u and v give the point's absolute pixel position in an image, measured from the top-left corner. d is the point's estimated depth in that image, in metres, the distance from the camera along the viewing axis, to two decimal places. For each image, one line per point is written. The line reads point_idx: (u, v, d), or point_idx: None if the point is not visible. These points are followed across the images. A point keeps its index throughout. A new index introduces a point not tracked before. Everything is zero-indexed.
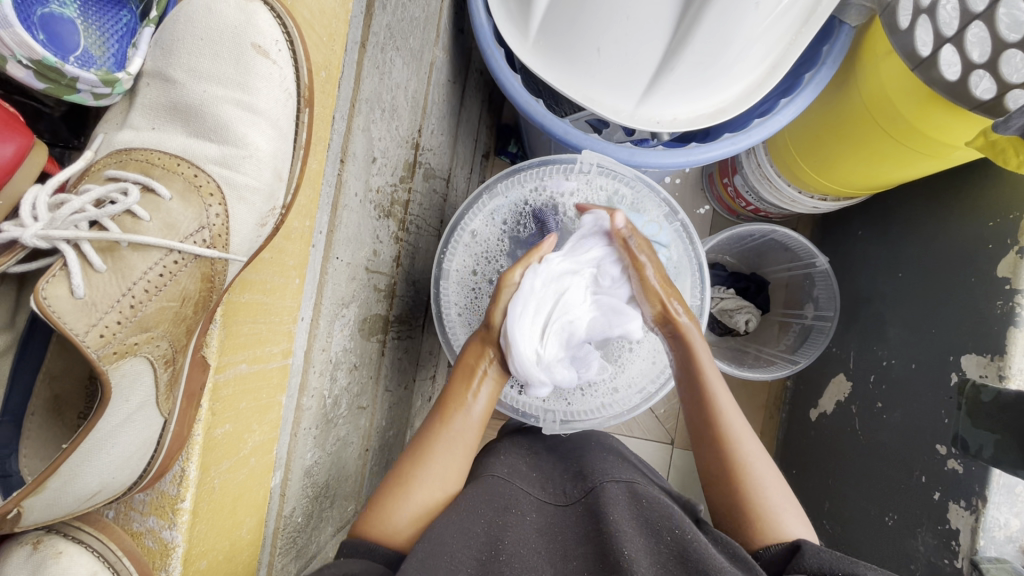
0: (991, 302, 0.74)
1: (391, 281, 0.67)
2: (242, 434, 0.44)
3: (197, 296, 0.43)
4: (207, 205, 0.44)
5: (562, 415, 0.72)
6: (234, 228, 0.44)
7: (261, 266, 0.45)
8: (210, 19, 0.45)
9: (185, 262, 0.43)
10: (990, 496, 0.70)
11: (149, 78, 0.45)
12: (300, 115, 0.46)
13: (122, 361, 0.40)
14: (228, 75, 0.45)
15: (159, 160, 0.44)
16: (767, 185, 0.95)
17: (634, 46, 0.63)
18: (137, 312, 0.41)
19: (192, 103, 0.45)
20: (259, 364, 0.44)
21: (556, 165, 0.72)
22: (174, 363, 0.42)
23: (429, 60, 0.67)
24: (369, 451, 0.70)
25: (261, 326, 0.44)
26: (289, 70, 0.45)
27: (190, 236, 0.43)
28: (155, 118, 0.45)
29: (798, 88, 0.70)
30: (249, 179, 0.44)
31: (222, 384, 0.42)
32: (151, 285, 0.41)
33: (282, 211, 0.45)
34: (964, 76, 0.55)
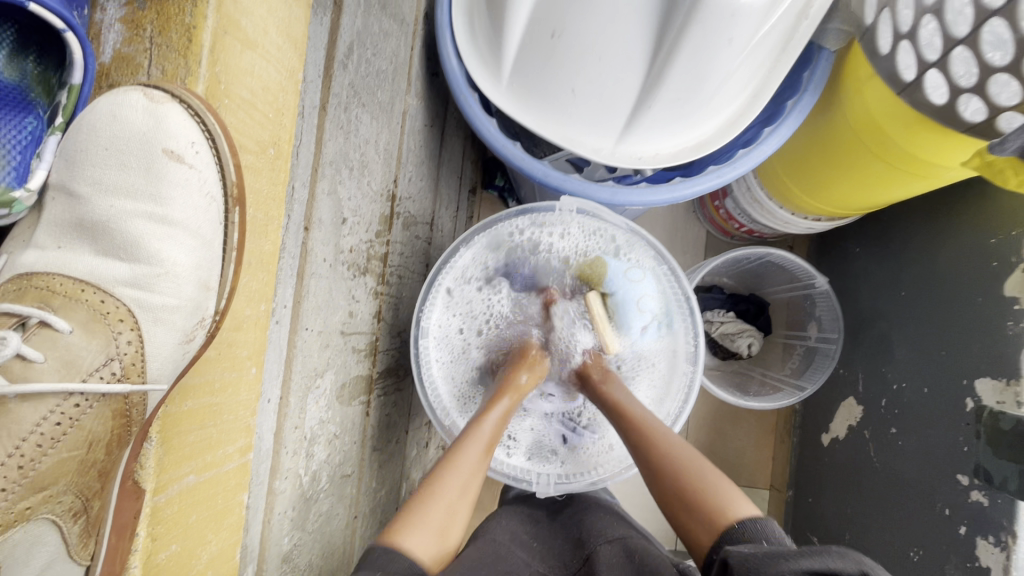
0: (1001, 323, 0.71)
1: (371, 338, 0.65)
2: (194, 550, 0.42)
3: (110, 435, 0.39)
4: (117, 332, 0.40)
5: (557, 476, 0.69)
6: (150, 353, 0.41)
7: (206, 367, 0.42)
8: (117, 126, 0.40)
9: (90, 403, 0.39)
10: (1020, 531, 0.66)
11: (55, 192, 0.42)
12: (228, 215, 0.43)
13: (11, 531, 0.35)
14: (138, 186, 0.41)
15: (61, 286, 0.40)
16: (759, 208, 0.92)
17: (610, 85, 0.61)
18: (27, 472, 0.36)
19: (99, 218, 0.41)
20: (211, 471, 0.42)
21: (536, 212, 0.69)
22: (85, 513, 0.40)
23: (401, 109, 0.66)
24: (357, 518, 0.66)
25: (210, 431, 0.42)
26: (211, 173, 0.42)
27: (95, 371, 0.39)
28: (63, 235, 0.41)
29: (781, 115, 0.68)
30: (167, 299, 0.41)
31: (162, 505, 0.40)
32: (46, 437, 0.37)
33: (215, 317, 0.42)
34: (952, 100, 0.53)
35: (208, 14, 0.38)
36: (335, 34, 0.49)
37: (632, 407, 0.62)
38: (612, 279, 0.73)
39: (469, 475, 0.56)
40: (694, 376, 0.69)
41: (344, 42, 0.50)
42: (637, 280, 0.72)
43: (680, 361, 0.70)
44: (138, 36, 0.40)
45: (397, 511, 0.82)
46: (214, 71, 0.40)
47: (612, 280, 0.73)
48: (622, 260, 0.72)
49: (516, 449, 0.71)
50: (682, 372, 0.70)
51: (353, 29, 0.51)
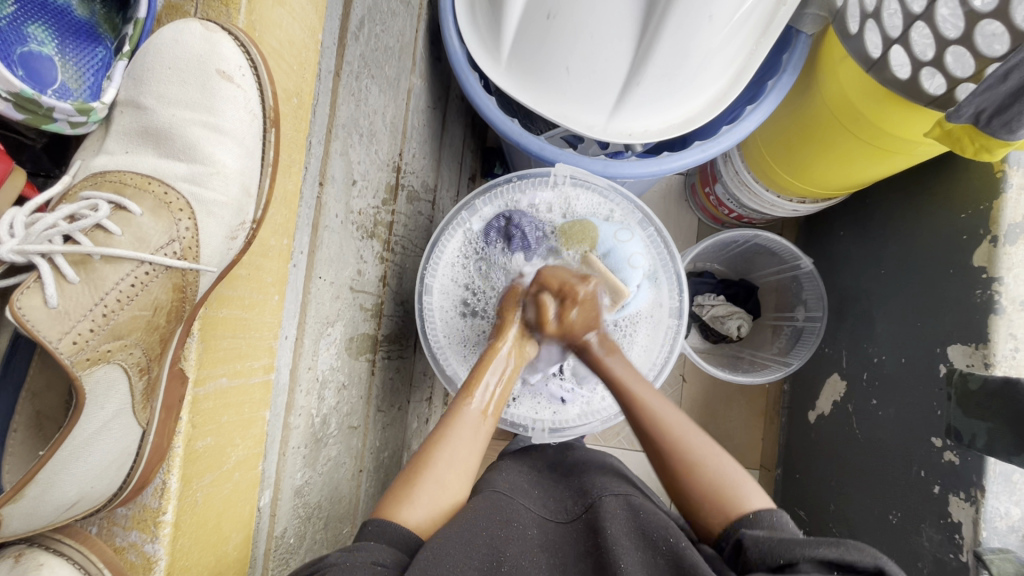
0: (971, 291, 0.75)
1: (377, 301, 0.69)
2: (225, 448, 0.45)
3: (170, 306, 0.44)
4: (178, 219, 0.45)
5: (551, 423, 0.74)
6: (203, 241, 0.45)
7: (237, 282, 0.46)
8: (177, 49, 0.45)
9: (156, 274, 0.43)
10: (988, 486, 0.70)
11: (123, 107, 0.46)
12: (266, 133, 0.46)
13: (94, 368, 0.40)
14: (195, 100, 0.46)
15: (132, 180, 0.45)
16: (745, 191, 0.97)
17: (600, 62, 0.65)
18: (109, 320, 0.41)
19: (161, 126, 0.45)
20: (240, 379, 0.46)
21: (531, 179, 0.75)
22: (149, 373, 0.43)
23: (406, 86, 0.70)
24: (362, 472, 0.70)
25: (241, 342, 0.46)
26: (254, 92, 0.46)
27: (162, 249, 0.44)
28: (129, 143, 0.46)
29: (763, 94, 0.73)
30: (218, 195, 0.45)
31: (201, 397, 0.43)
32: (123, 296, 0.42)
33: (252, 224, 0.46)
34: (915, 74, 0.58)
35: None
36: (348, 7, 0.54)
37: (651, 402, 0.62)
38: (604, 242, 0.74)
39: (458, 459, 0.59)
40: (678, 329, 0.74)
41: (357, 16, 0.55)
42: (626, 240, 0.74)
43: (666, 315, 0.74)
44: None
45: None
46: (250, 19, 0.45)
47: (603, 243, 0.74)
48: (610, 225, 0.75)
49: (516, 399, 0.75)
50: (667, 325, 0.74)
51: (364, 5, 0.56)
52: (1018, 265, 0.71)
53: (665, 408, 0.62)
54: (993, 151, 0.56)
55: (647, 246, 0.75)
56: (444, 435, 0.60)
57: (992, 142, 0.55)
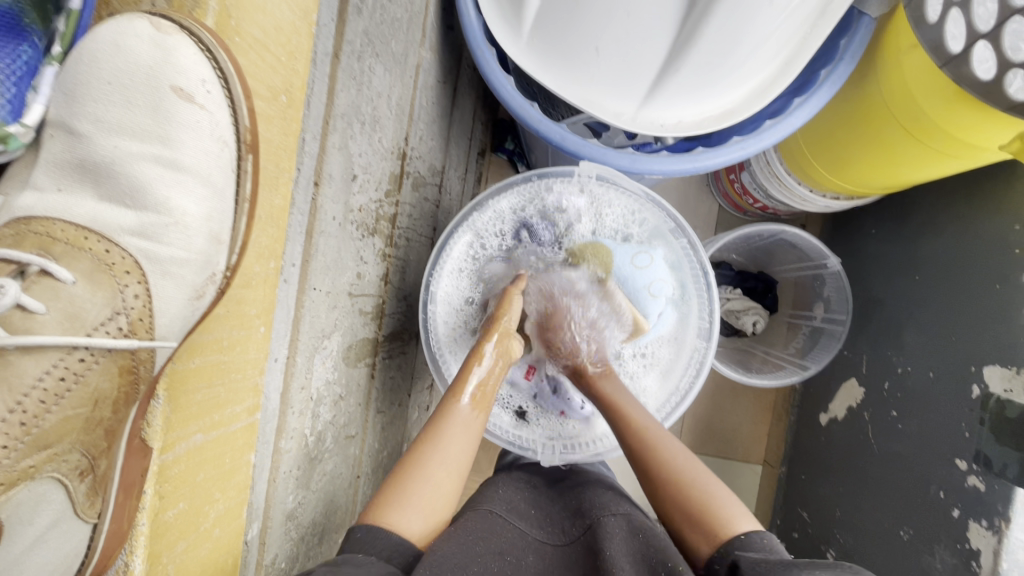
0: (1018, 311, 0.70)
1: (378, 302, 0.64)
2: (201, 508, 0.41)
3: (117, 393, 0.38)
4: (121, 287, 0.39)
5: (562, 446, 0.70)
6: (158, 308, 0.40)
7: (214, 324, 0.41)
8: (120, 57, 0.38)
9: (96, 358, 0.38)
10: (1014, 516, 0.67)
11: (51, 129, 0.39)
12: (240, 161, 0.40)
13: (15, 490, 0.34)
14: (145, 125, 0.39)
15: (62, 232, 0.38)
16: (776, 184, 0.89)
17: (636, 44, 0.58)
18: (31, 429, 0.35)
19: (103, 160, 0.39)
20: (218, 430, 0.41)
21: (553, 178, 0.68)
22: (94, 470, 0.38)
23: (414, 62, 0.63)
24: (360, 478, 0.66)
25: (219, 390, 0.41)
26: (221, 114, 0.39)
27: (100, 326, 0.38)
28: (62, 178, 0.39)
29: (812, 86, 0.65)
30: (177, 249, 0.40)
31: (168, 465, 0.38)
32: (49, 393, 0.36)
33: (226, 274, 0.40)
34: (1000, 75, 0.50)
35: None
36: None
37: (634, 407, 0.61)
38: (620, 268, 0.70)
39: (454, 444, 0.55)
40: (705, 351, 0.68)
41: None
42: (645, 267, 0.70)
43: (693, 336, 0.69)
44: None
45: None
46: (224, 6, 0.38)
47: (621, 268, 0.70)
48: (628, 248, 0.71)
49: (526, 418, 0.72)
50: (694, 347, 0.69)
51: None
52: None
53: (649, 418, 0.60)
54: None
55: (672, 267, 0.71)
56: (438, 435, 0.56)
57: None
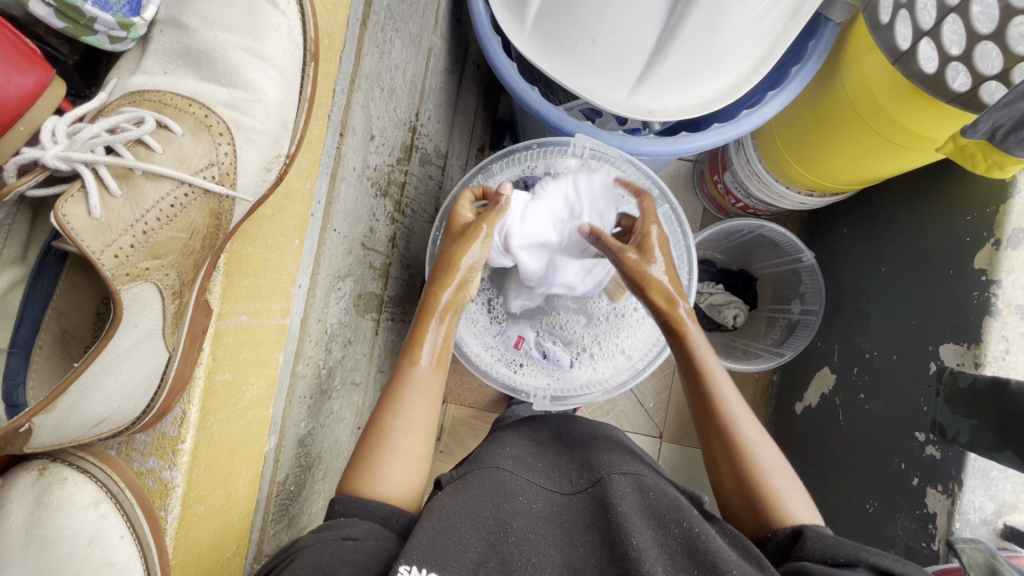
0: (969, 293, 0.77)
1: (386, 261, 0.69)
2: (240, 386, 0.45)
3: (206, 231, 0.42)
4: (217, 143, 0.43)
5: (553, 391, 0.75)
6: (241, 168, 0.44)
7: (262, 222, 0.46)
8: None
9: (195, 197, 0.42)
10: (966, 480, 0.72)
11: (162, 26, 0.43)
12: (306, 68, 0.45)
13: (133, 284, 0.39)
14: (239, 23, 0.44)
15: (172, 100, 0.43)
16: (756, 181, 0.96)
17: (627, 35, 0.65)
18: (148, 238, 0.40)
19: (204, 49, 0.43)
20: (258, 319, 0.46)
21: (551, 147, 0.75)
22: (181, 298, 0.42)
23: (427, 45, 0.69)
24: (361, 429, 0.70)
25: (262, 282, 0.46)
26: (298, 22, 0.44)
27: (201, 171, 0.42)
28: (168, 63, 0.44)
29: (785, 81, 0.73)
30: (257, 122, 0.44)
31: (223, 331, 0.43)
32: (162, 215, 0.41)
33: (287, 159, 0.45)
34: (942, 69, 0.58)
35: None
36: None
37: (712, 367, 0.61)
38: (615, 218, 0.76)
39: (424, 396, 0.57)
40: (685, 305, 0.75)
41: None
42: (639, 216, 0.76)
43: None
44: None
45: None
46: None
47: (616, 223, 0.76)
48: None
49: (523, 368, 0.76)
50: None
51: None
52: (1018, 269, 0.72)
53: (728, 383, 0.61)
54: (1004, 167, 0.61)
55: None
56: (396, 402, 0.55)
57: (1004, 158, 0.60)
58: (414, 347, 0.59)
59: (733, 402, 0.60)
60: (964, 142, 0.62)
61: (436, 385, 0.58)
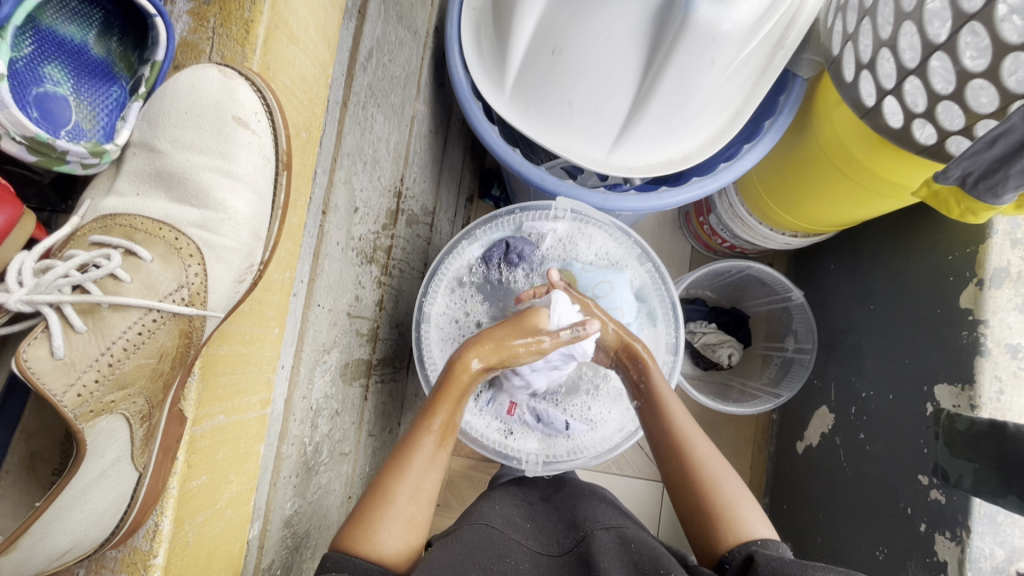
0: (958, 332, 0.77)
1: (373, 325, 0.68)
2: (218, 486, 0.45)
3: (175, 351, 0.44)
4: (187, 265, 0.45)
5: (546, 454, 0.74)
6: (212, 286, 0.45)
7: (240, 318, 0.46)
8: (196, 96, 0.45)
9: (163, 320, 0.43)
10: (974, 526, 0.71)
11: (135, 149, 0.46)
12: (277, 177, 0.47)
13: (98, 419, 0.40)
14: (209, 144, 0.46)
15: (142, 225, 0.45)
16: (739, 223, 0.98)
17: (602, 98, 0.67)
18: (114, 369, 0.42)
19: (176, 170, 0.46)
20: (237, 415, 0.45)
21: (532, 212, 0.76)
22: (151, 419, 0.43)
23: (410, 113, 0.71)
24: (351, 498, 0.69)
25: (240, 377, 0.45)
26: (269, 138, 0.46)
27: (169, 295, 0.44)
28: (141, 185, 0.46)
29: (759, 134, 0.75)
30: (228, 240, 0.46)
31: (198, 436, 0.43)
32: (129, 344, 0.42)
33: (260, 266, 0.46)
34: (908, 123, 0.59)
35: (264, 10, 0.42)
36: (358, 39, 0.54)
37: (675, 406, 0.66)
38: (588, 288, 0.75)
39: (413, 508, 0.55)
40: (674, 364, 0.75)
41: (366, 48, 0.55)
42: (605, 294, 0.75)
43: (662, 350, 0.75)
44: (202, 27, 0.45)
45: None
46: (265, 59, 0.44)
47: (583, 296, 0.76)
48: (591, 278, 0.76)
49: (516, 431, 0.75)
50: (663, 360, 0.75)
51: (373, 37, 0.57)
52: (1004, 308, 0.73)
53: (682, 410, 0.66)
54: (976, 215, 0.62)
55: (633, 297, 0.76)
56: (402, 477, 0.56)
57: (975, 204, 0.59)
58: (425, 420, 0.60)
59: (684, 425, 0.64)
60: (939, 188, 0.62)
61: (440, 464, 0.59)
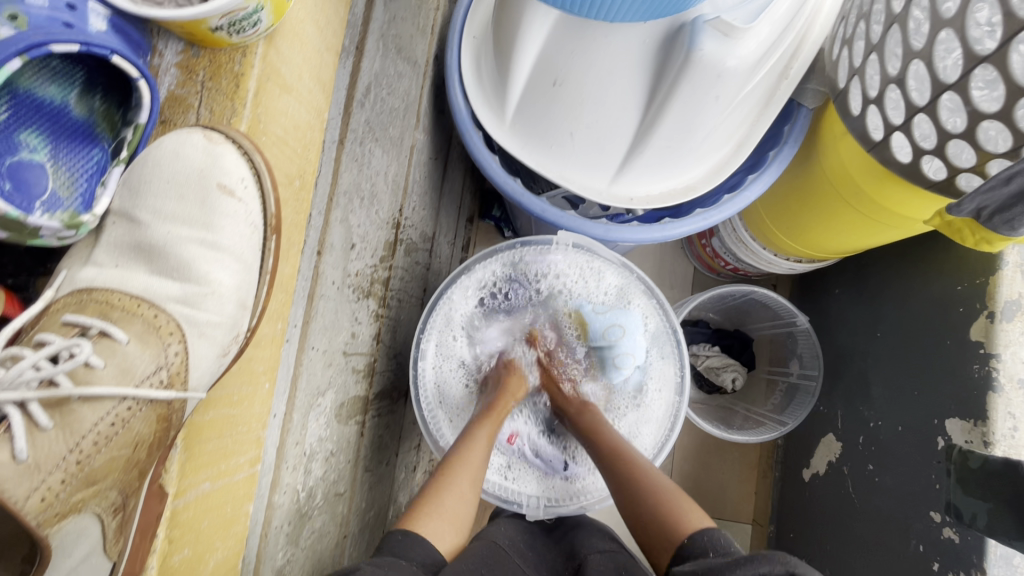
0: (969, 365, 0.75)
1: (370, 360, 0.67)
2: (203, 556, 0.42)
3: (152, 437, 0.41)
4: (167, 344, 0.43)
5: (547, 497, 0.71)
6: (194, 364, 0.44)
7: (229, 380, 0.45)
8: (178, 163, 0.44)
9: (139, 407, 0.41)
10: (989, 568, 0.68)
11: (115, 218, 0.45)
12: (265, 245, 0.46)
13: (64, 522, 0.38)
14: (193, 216, 0.46)
15: (120, 301, 0.44)
16: (742, 248, 0.96)
17: (604, 131, 0.66)
18: (83, 467, 0.40)
19: (156, 244, 0.45)
20: (224, 479, 0.43)
21: (534, 246, 0.74)
22: (124, 510, 0.41)
23: (409, 144, 0.70)
24: (346, 538, 0.67)
25: (228, 441, 0.44)
26: (255, 207, 0.46)
27: (147, 378, 0.42)
28: (120, 256, 0.45)
29: (763, 164, 0.74)
30: (212, 316, 0.44)
31: (180, 510, 0.41)
32: (100, 436, 0.40)
33: (246, 336, 0.45)
34: (916, 159, 0.58)
35: (254, 63, 0.42)
36: (356, 75, 0.53)
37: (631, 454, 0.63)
38: (595, 332, 0.75)
39: (450, 519, 0.57)
40: (679, 405, 0.72)
41: (364, 83, 0.54)
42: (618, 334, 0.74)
43: (669, 390, 0.74)
44: (191, 81, 0.43)
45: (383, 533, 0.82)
46: (256, 114, 0.43)
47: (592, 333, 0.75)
48: (600, 321, 0.75)
49: (515, 473, 0.72)
50: (668, 401, 0.73)
51: (372, 72, 0.56)
52: (1016, 341, 0.71)
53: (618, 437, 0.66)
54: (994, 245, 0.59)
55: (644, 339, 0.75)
56: (443, 489, 0.59)
57: (992, 234, 0.58)
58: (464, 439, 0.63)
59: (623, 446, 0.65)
60: (952, 218, 0.60)
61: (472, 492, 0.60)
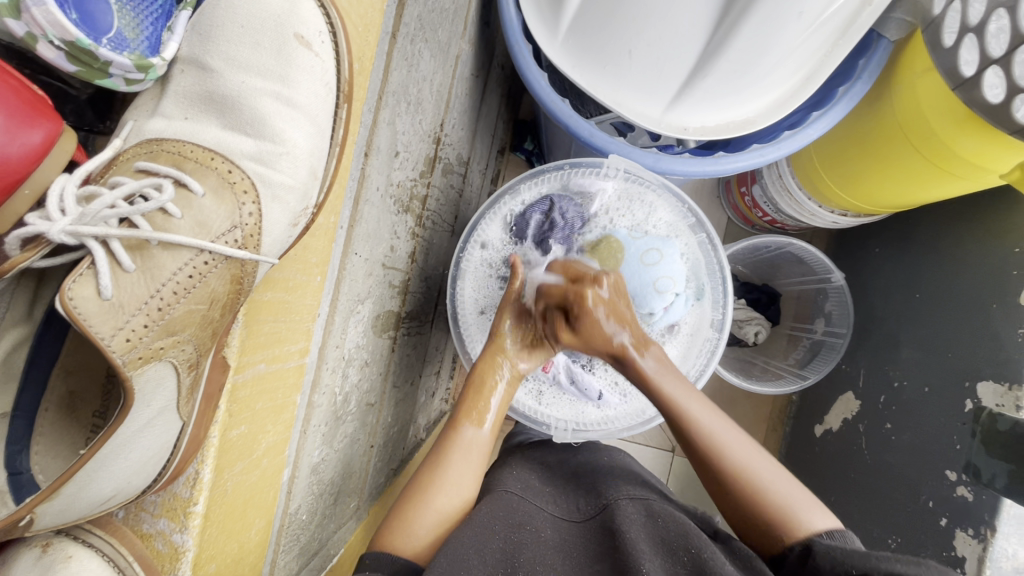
0: (1012, 330, 0.74)
1: (404, 278, 0.66)
2: (257, 436, 0.44)
3: (226, 299, 0.42)
4: (241, 203, 0.43)
5: (575, 423, 0.73)
6: (266, 228, 0.44)
7: (285, 265, 0.45)
8: (254, 7, 0.44)
9: (216, 263, 0.42)
10: (1000, 526, 0.69)
11: (183, 65, 0.45)
12: (339, 110, 0.45)
13: (146, 366, 0.39)
14: (269, 66, 0.44)
15: (192, 152, 0.44)
16: (786, 198, 0.92)
17: (667, 51, 0.61)
18: (164, 315, 0.40)
19: (229, 94, 0.44)
20: (276, 365, 0.44)
21: (583, 168, 0.72)
22: (197, 368, 0.42)
23: (455, 53, 0.66)
24: (373, 448, 0.69)
25: (282, 326, 0.45)
26: (332, 63, 0.44)
27: (222, 236, 0.43)
28: (189, 108, 0.44)
29: (830, 101, 0.69)
30: (285, 177, 0.44)
31: (239, 385, 0.42)
32: (179, 287, 0.41)
33: (314, 211, 0.45)
34: (1008, 99, 0.53)
35: None
36: None
37: (693, 410, 0.61)
38: (629, 265, 0.71)
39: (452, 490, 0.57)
40: (717, 342, 0.73)
41: None
42: (654, 263, 0.70)
43: (706, 326, 0.74)
44: None
45: (404, 450, 0.85)
46: None
47: (628, 265, 0.71)
48: (639, 245, 0.71)
49: (548, 397, 0.74)
50: (706, 337, 0.73)
51: None
52: None
53: (705, 412, 0.61)
54: None
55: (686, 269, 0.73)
56: (444, 459, 0.60)
57: None
58: (460, 414, 0.63)
59: (715, 427, 0.60)
60: None
61: (484, 449, 0.62)
